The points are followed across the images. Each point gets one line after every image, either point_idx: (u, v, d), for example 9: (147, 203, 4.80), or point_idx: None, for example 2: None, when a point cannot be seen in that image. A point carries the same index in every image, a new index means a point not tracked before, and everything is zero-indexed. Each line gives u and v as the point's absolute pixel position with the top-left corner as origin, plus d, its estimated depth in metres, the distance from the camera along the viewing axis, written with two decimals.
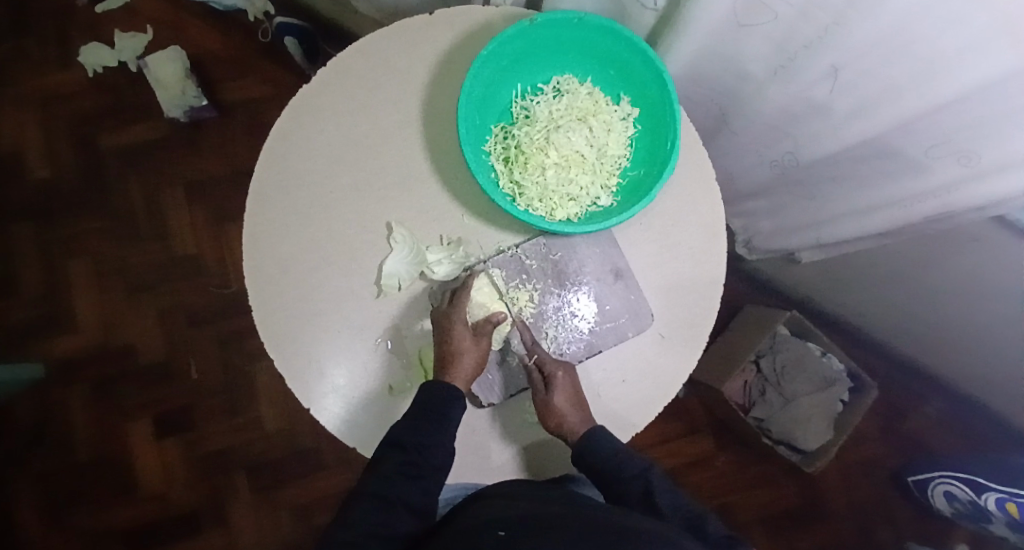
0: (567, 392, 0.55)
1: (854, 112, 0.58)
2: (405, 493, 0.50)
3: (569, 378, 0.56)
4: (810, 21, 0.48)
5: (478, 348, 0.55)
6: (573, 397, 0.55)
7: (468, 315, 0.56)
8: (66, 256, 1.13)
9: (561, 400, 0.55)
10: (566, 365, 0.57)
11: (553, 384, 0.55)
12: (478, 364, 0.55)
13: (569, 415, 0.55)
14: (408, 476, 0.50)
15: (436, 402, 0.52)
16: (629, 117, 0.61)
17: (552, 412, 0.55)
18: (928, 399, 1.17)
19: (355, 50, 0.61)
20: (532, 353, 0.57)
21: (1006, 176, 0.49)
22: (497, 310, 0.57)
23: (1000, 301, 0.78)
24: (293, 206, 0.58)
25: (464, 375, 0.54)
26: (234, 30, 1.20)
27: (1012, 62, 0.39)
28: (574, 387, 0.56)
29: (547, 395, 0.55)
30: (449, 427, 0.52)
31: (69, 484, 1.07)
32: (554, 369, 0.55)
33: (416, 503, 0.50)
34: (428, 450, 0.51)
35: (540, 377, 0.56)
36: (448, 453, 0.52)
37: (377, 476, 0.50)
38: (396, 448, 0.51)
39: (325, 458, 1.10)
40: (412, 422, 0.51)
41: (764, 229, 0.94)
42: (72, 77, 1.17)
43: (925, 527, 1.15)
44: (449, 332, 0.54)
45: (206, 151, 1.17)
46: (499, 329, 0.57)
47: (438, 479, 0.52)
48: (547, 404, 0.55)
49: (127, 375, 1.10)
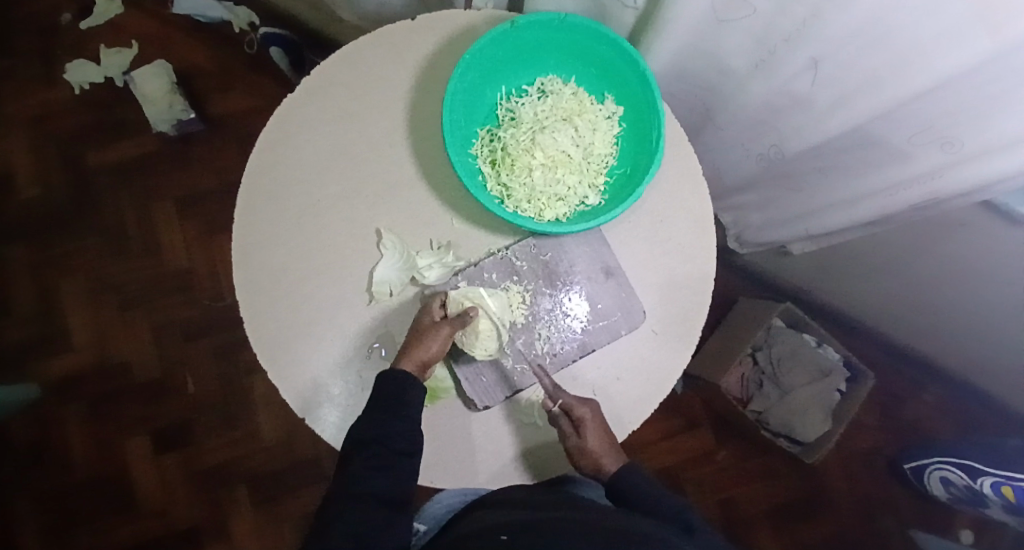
0: (597, 431, 0.56)
1: (835, 104, 0.58)
2: (374, 486, 0.48)
3: (596, 416, 0.56)
4: (788, 15, 0.49)
5: (436, 333, 0.54)
6: (603, 433, 0.56)
7: (441, 311, 0.56)
8: (59, 275, 1.12)
9: (595, 443, 0.55)
10: (591, 403, 0.56)
11: (584, 428, 0.55)
12: (437, 352, 0.54)
13: (603, 456, 0.56)
14: (378, 469, 0.49)
15: (399, 391, 0.52)
16: (613, 116, 0.61)
17: (586, 454, 0.55)
18: (925, 385, 1.18)
19: (339, 59, 0.61)
20: (557, 398, 0.56)
21: (989, 161, 0.50)
22: (470, 306, 0.55)
23: (989, 287, 0.79)
24: (281, 217, 0.58)
25: (415, 358, 0.53)
26: (220, 42, 1.20)
27: (988, 50, 0.39)
28: (601, 423, 0.56)
29: (581, 439, 0.55)
30: (410, 412, 0.52)
31: (68, 503, 1.07)
32: (582, 411, 0.55)
33: (388, 495, 0.49)
34: (392, 440, 0.50)
35: (568, 421, 0.56)
36: (415, 439, 0.51)
37: (347, 475, 0.48)
38: (361, 444, 0.50)
39: (325, 466, 1.09)
40: (373, 415, 0.51)
41: (754, 223, 0.94)
42: (59, 96, 1.17)
43: (925, 513, 1.16)
44: (426, 320, 0.55)
45: (195, 165, 1.17)
46: (474, 329, 0.55)
47: (408, 467, 0.51)
48: (581, 447, 0.55)
49: (123, 392, 1.10)
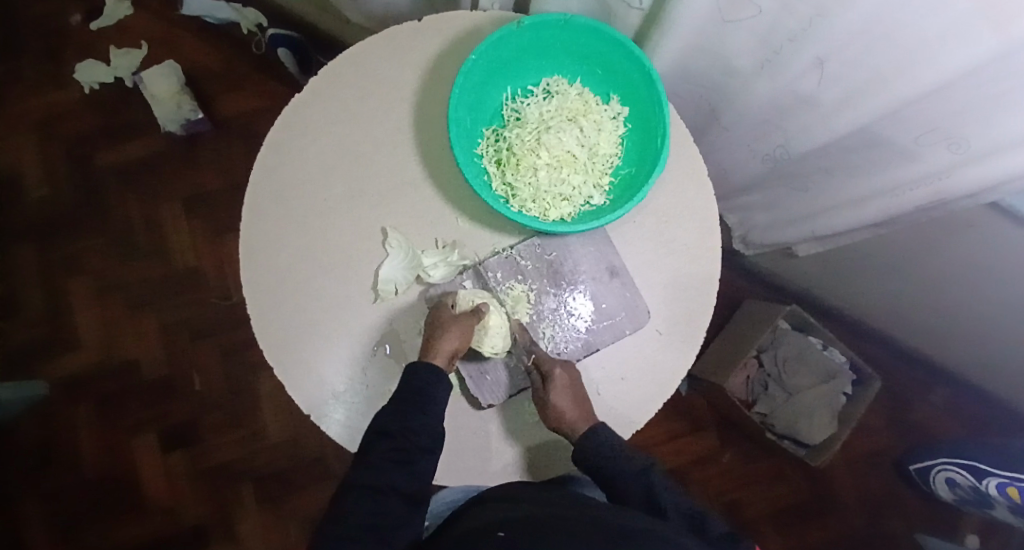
0: (565, 390, 0.55)
1: (842, 103, 0.58)
2: (393, 479, 0.48)
3: (567, 376, 0.55)
4: (793, 15, 0.49)
5: (460, 326, 0.54)
6: (571, 392, 0.55)
7: (453, 308, 0.56)
8: (68, 274, 1.13)
9: (561, 399, 0.54)
10: (566, 367, 0.56)
11: (550, 383, 0.55)
12: (464, 343, 0.54)
13: (569, 413, 0.54)
14: (397, 463, 0.49)
15: (424, 385, 0.52)
16: (619, 116, 0.61)
17: (551, 410, 0.55)
18: (932, 387, 1.17)
19: (345, 60, 0.62)
20: (531, 354, 0.57)
21: (998, 159, 0.49)
22: (482, 302, 0.57)
23: (996, 287, 0.78)
24: (287, 216, 0.59)
25: (446, 353, 0.53)
26: (227, 44, 1.21)
27: (995, 48, 0.39)
28: (572, 385, 0.55)
29: (545, 393, 0.55)
30: (434, 404, 0.52)
31: (76, 501, 1.08)
32: (551, 368, 0.55)
33: (407, 489, 0.49)
34: (416, 434, 0.50)
35: (539, 377, 0.56)
36: (436, 435, 0.51)
37: (364, 465, 0.49)
38: (379, 436, 0.50)
39: (331, 464, 1.10)
40: (397, 406, 0.51)
41: (759, 224, 0.94)
42: (69, 97, 1.19)
43: (932, 516, 1.15)
44: (437, 316, 0.55)
45: (203, 165, 1.18)
46: (484, 325, 0.55)
47: (428, 463, 0.51)
48: (546, 403, 0.55)
49: (130, 390, 1.11)
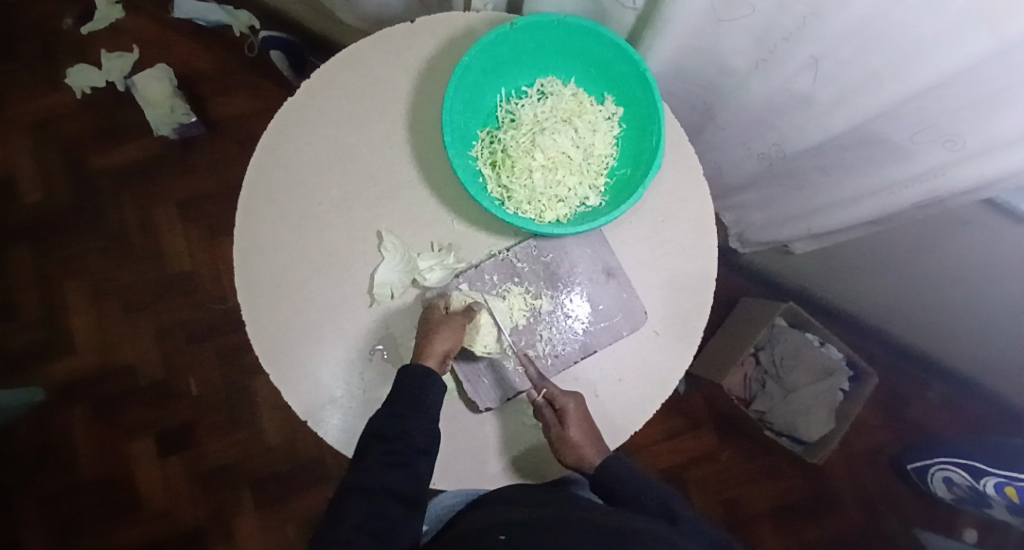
0: (580, 423, 0.55)
1: (837, 101, 0.58)
2: (390, 482, 0.48)
3: (579, 407, 0.55)
4: (788, 13, 0.49)
5: (451, 326, 0.54)
6: (586, 424, 0.55)
7: (446, 307, 0.57)
8: (62, 279, 1.13)
9: (577, 432, 0.54)
10: (574, 395, 0.56)
11: (566, 418, 0.54)
12: (456, 344, 0.54)
13: (586, 447, 0.54)
14: (394, 466, 0.49)
15: (420, 389, 0.52)
16: (613, 117, 0.61)
17: (568, 445, 0.54)
18: (928, 384, 1.17)
19: (339, 62, 0.61)
20: (541, 388, 0.56)
21: (994, 158, 0.49)
22: (475, 302, 0.57)
23: (993, 285, 0.78)
24: (282, 220, 0.59)
25: (438, 354, 0.53)
26: (221, 46, 1.20)
27: (991, 45, 0.39)
28: (586, 416, 0.55)
29: (562, 428, 0.54)
30: (431, 407, 0.52)
31: (73, 506, 1.07)
32: (565, 401, 0.55)
33: (404, 492, 0.49)
34: (412, 437, 0.49)
35: (552, 411, 0.56)
36: (433, 438, 0.51)
37: (361, 469, 0.48)
38: (375, 439, 0.50)
39: (329, 468, 1.10)
40: (393, 409, 0.51)
41: (756, 222, 0.94)
42: (61, 100, 1.18)
43: (928, 512, 1.16)
44: (431, 318, 0.55)
45: (197, 168, 1.17)
46: (477, 324, 0.56)
47: (425, 466, 0.50)
48: (563, 438, 0.54)
49: (126, 395, 1.10)
